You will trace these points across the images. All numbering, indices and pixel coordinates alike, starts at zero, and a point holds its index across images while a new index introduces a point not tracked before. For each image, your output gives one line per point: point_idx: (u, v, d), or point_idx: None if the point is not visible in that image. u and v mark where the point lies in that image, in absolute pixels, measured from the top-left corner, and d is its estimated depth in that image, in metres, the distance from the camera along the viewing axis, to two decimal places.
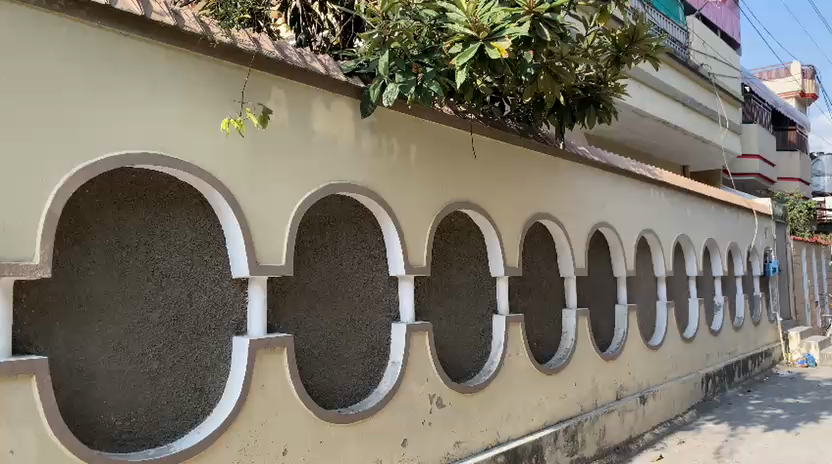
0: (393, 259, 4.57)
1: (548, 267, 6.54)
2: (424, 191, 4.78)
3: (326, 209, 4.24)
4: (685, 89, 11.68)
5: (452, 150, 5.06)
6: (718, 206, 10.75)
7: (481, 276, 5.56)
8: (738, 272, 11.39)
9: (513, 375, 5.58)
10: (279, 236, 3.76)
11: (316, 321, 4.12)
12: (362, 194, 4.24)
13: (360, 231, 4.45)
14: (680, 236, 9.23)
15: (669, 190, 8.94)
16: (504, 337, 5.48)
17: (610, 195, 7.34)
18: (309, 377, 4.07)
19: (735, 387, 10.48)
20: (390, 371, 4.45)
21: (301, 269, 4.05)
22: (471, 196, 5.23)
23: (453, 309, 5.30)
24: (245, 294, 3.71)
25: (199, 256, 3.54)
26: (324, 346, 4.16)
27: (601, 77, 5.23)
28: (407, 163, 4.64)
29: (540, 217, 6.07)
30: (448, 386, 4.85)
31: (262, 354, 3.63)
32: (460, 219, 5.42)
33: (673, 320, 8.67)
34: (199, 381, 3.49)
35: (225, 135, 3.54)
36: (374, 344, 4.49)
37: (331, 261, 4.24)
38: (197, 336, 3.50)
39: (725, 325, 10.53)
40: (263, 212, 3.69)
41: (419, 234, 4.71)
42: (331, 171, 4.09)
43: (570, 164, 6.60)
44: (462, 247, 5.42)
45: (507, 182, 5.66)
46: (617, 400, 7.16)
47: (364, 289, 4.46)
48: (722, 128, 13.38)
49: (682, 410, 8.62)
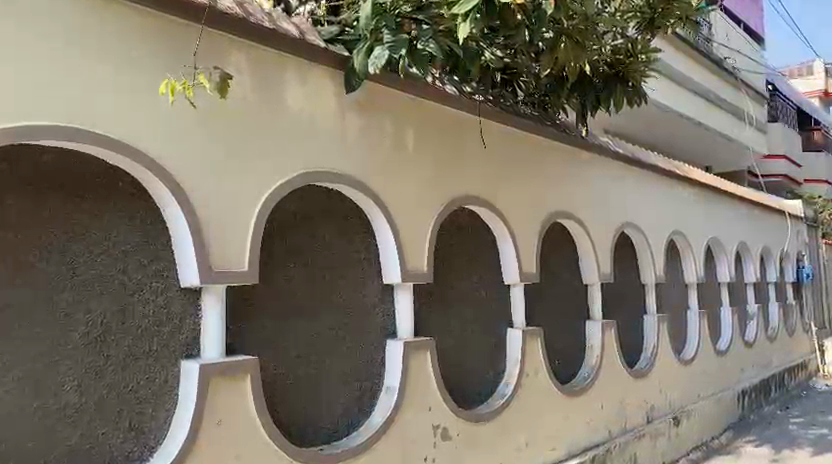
0: (387, 261, 3.82)
1: (568, 274, 5.74)
2: (424, 182, 4.04)
3: (301, 204, 3.49)
4: (710, 85, 10.90)
5: (457, 138, 4.34)
6: (749, 206, 9.95)
7: (493, 283, 4.81)
8: (771, 277, 10.55)
9: (531, 399, 4.80)
10: (242, 237, 3.04)
11: (290, 339, 3.36)
12: (347, 185, 3.50)
13: (345, 230, 3.70)
14: (710, 239, 8.42)
15: (698, 189, 8.16)
16: (520, 354, 4.73)
17: (635, 193, 6.58)
18: (282, 410, 3.30)
19: (772, 403, 9.62)
20: (383, 398, 3.70)
21: (269, 277, 3.30)
22: (480, 191, 4.49)
23: (458, 322, 4.51)
24: (199, 308, 2.95)
25: (135, 260, 2.79)
26: (301, 370, 3.40)
27: (629, 50, 4.53)
28: (404, 149, 3.91)
29: (560, 216, 5.32)
30: (454, 415, 4.08)
31: (218, 383, 2.89)
32: (464, 215, 4.63)
33: (705, 330, 7.86)
34: (134, 416, 2.74)
35: (177, 108, 2.83)
36: (364, 367, 3.71)
37: (311, 267, 3.50)
38: (134, 360, 2.75)
39: (759, 336, 9.69)
40: (220, 205, 2.96)
41: (418, 234, 3.97)
42: (310, 157, 3.36)
43: (591, 159, 5.84)
44: (469, 247, 4.67)
45: (521, 178, 4.91)
46: (648, 422, 6.37)
47: (352, 300, 3.70)
48: (749, 126, 12.60)
49: (718, 431, 7.80)
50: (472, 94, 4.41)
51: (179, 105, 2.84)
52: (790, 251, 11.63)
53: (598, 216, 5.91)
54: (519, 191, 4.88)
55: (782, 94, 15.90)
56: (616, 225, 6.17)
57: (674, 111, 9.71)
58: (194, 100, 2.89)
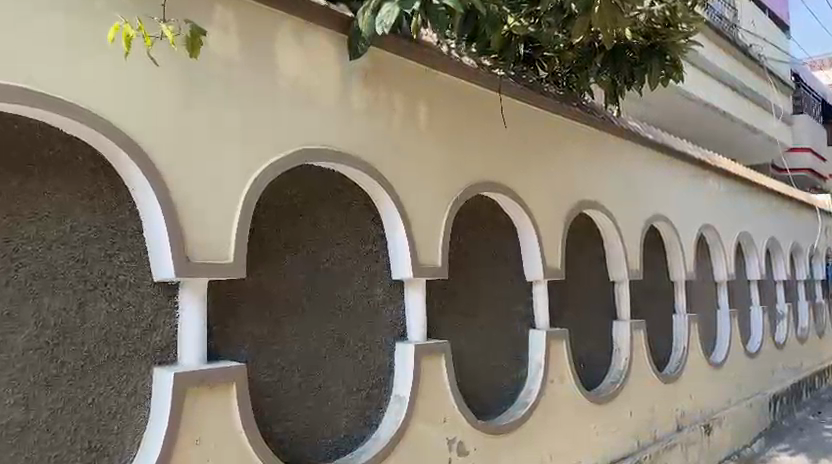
0: (395, 256, 3.37)
1: (594, 270, 5.26)
2: (438, 165, 3.58)
3: (299, 186, 3.01)
4: (736, 74, 10.37)
5: (475, 116, 3.87)
6: (780, 200, 9.41)
7: (514, 280, 4.34)
8: (801, 275, 10.01)
9: (556, 408, 4.35)
10: (226, 222, 2.59)
11: (284, 343, 2.89)
12: (349, 165, 3.05)
13: (348, 218, 3.23)
14: (740, 234, 7.91)
15: (728, 180, 7.64)
16: (543, 358, 4.27)
17: (664, 183, 6.10)
18: (275, 425, 2.83)
19: (803, 408, 9.10)
20: (393, 409, 3.26)
21: (260, 270, 2.83)
22: (500, 176, 4.03)
23: (476, 322, 4.03)
24: (176, 307, 2.51)
25: (97, 249, 2.34)
26: (298, 379, 2.94)
27: (668, 19, 4.05)
28: (416, 127, 3.46)
29: (586, 206, 4.85)
30: (472, 427, 3.63)
31: (197, 394, 2.46)
32: (482, 204, 4.17)
33: (735, 331, 7.36)
34: (97, 435, 2.29)
35: (131, 63, 2.35)
36: (369, 374, 3.25)
37: (310, 260, 3.03)
38: (96, 368, 2.31)
39: (790, 337, 9.16)
40: (201, 184, 2.52)
41: (431, 223, 3.51)
42: (308, 132, 2.91)
43: (618, 145, 5.37)
44: (489, 240, 4.20)
45: (545, 165, 4.45)
46: (679, 431, 5.88)
47: (357, 298, 3.23)
48: (774, 117, 12.05)
49: (749, 439, 7.30)
50: (491, 68, 3.95)
51: (135, 61, 2.36)
52: (820, 248, 11.07)
53: (627, 208, 5.43)
54: (542, 178, 4.41)
55: (808, 85, 15.28)
56: (644, 218, 5.70)
57: (699, 100, 9.21)
58: (155, 56, 2.42)
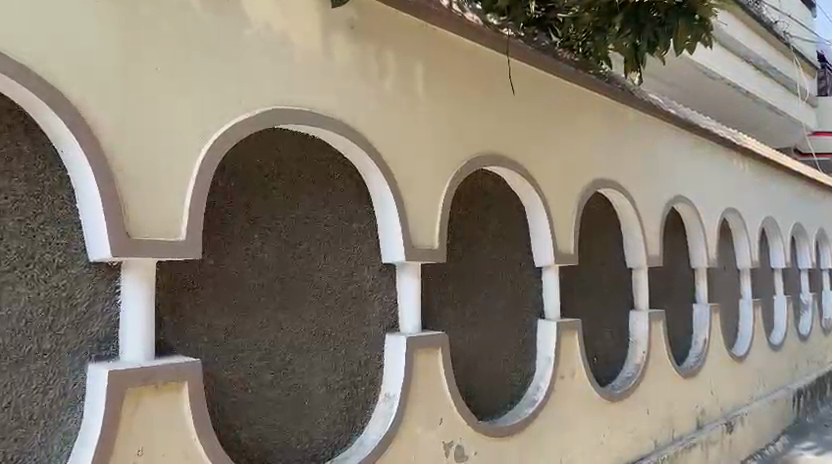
0: (385, 236, 2.95)
1: (609, 256, 4.83)
2: (436, 134, 3.16)
3: (272, 153, 2.60)
4: (761, 52, 9.80)
5: (479, 80, 3.44)
6: (807, 184, 8.90)
7: (522, 265, 3.92)
8: (826, 264, 9.51)
9: (566, 406, 3.94)
10: (177, 192, 2.19)
11: (252, 335, 2.49)
12: (331, 131, 2.64)
13: (331, 192, 2.82)
14: (766, 219, 7.44)
15: (754, 162, 7.15)
16: (553, 352, 3.85)
17: (686, 162, 5.65)
18: (240, 430, 2.45)
19: (827, 403, 8.64)
20: (381, 410, 2.87)
21: (222, 251, 2.43)
22: (507, 150, 3.61)
23: (478, 311, 3.62)
24: (117, 292, 2.12)
25: (15, 223, 1.96)
26: (269, 377, 2.54)
27: None
28: (412, 89, 3.04)
29: (603, 185, 4.42)
30: (472, 429, 3.23)
31: (140, 396, 2.07)
32: (487, 179, 3.75)
33: (759, 323, 6.91)
34: (14, 445, 1.92)
35: None
36: (355, 371, 2.85)
37: (284, 240, 2.62)
38: (13, 364, 1.93)
39: (814, 329, 8.69)
40: (146, 146, 2.11)
41: (427, 200, 3.09)
42: (282, 89, 2.50)
43: (638, 120, 4.92)
44: (494, 220, 3.78)
45: (558, 139, 4.02)
46: (699, 430, 5.47)
47: (341, 283, 2.83)
48: (799, 99, 11.48)
49: (772, 437, 6.87)
50: (499, 27, 3.51)
51: None
52: None
53: (645, 188, 4.99)
54: (554, 153, 3.98)
55: None
56: (665, 200, 5.25)
57: (721, 78, 8.70)
58: None
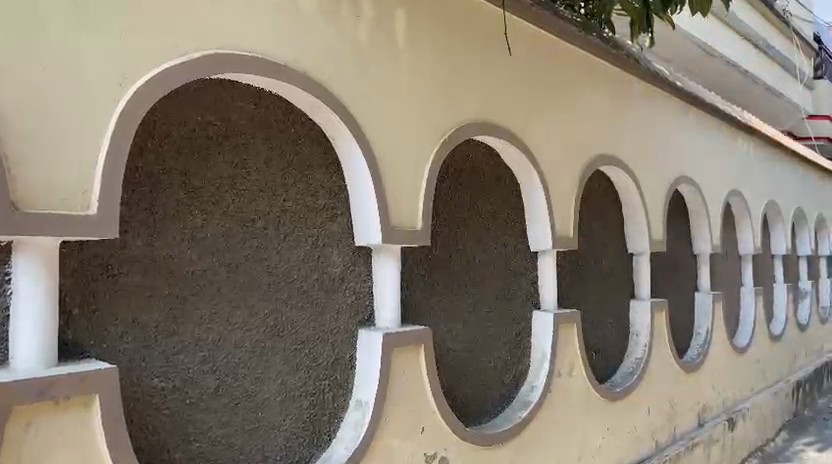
0: (359, 214, 2.48)
1: (610, 240, 4.41)
2: (421, 98, 2.69)
3: (218, 111, 2.13)
4: (762, 32, 9.37)
5: (470, 35, 2.97)
6: (809, 168, 8.52)
7: (516, 251, 3.48)
8: (824, 251, 9.18)
9: (564, 407, 3.52)
10: (87, 154, 1.71)
11: (190, 333, 2.04)
12: (290, 84, 2.16)
13: (293, 160, 2.35)
14: (769, 204, 7.05)
15: (758, 143, 6.74)
16: (550, 347, 3.41)
17: (691, 140, 5.22)
18: (174, 449, 2.00)
19: (826, 396, 8.30)
20: (350, 419, 2.42)
21: (151, 229, 1.97)
22: (503, 119, 3.15)
23: (465, 303, 3.18)
24: (6, 279, 1.67)
25: None
26: (211, 383, 2.09)
27: None
28: (391, 41, 2.56)
29: (605, 163, 3.98)
30: (458, 438, 2.80)
31: (33, 414, 1.61)
32: (479, 151, 3.30)
33: (761, 312, 6.55)
34: None
35: None
36: (321, 373, 2.40)
37: (233, 216, 2.16)
38: None
39: (813, 318, 8.35)
40: (42, 93, 1.64)
41: (410, 174, 2.63)
42: (227, 31, 2.02)
43: (642, 92, 4.48)
44: (486, 199, 3.33)
45: (557, 107, 3.56)
46: (701, 427, 5.09)
47: (305, 270, 2.37)
48: (798, 83, 11.09)
49: (772, 432, 6.53)
50: None
51: None
52: None
53: (648, 167, 4.56)
54: (554, 124, 3.52)
55: None
56: (669, 181, 4.83)
57: (724, 58, 8.24)
58: None
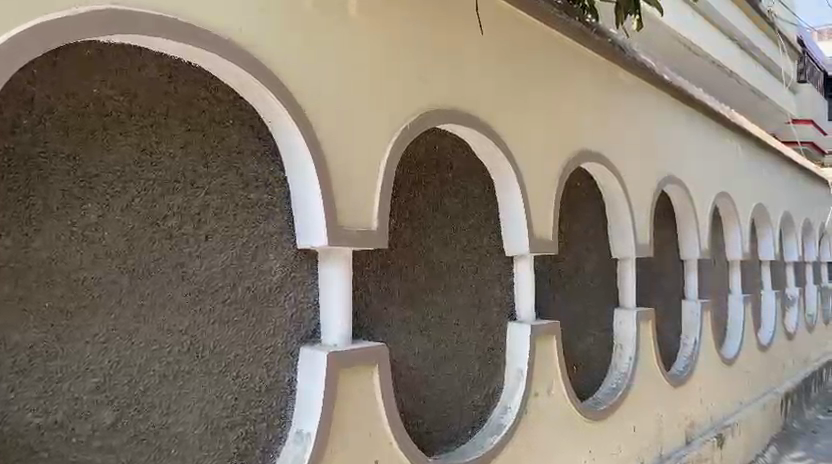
0: (302, 211, 2.09)
1: (593, 245, 4.07)
2: (377, 77, 2.32)
3: (119, 84, 1.75)
4: (750, 32, 9.11)
5: (438, 10, 2.63)
6: (797, 172, 8.25)
7: (490, 255, 3.12)
8: (811, 257, 8.92)
9: (541, 429, 3.16)
10: None
11: (77, 356, 1.67)
12: (211, 50, 1.78)
13: (218, 146, 1.97)
14: (757, 207, 6.76)
15: (747, 143, 6.45)
16: (527, 364, 3.05)
17: (679, 137, 4.91)
18: None
19: (814, 407, 8.00)
20: (288, 455, 2.02)
21: (26, 227, 1.61)
22: (474, 106, 2.80)
23: (429, 314, 2.81)
24: None
25: None
26: (108, 416, 1.72)
27: None
28: (342, 9, 2.20)
29: (588, 159, 3.64)
30: None
31: None
32: (446, 143, 2.94)
33: (749, 320, 6.24)
34: None
35: None
36: (253, 400, 2.02)
37: (137, 212, 1.78)
38: None
39: (800, 326, 8.06)
40: None
41: (363, 166, 2.25)
42: None
43: (629, 85, 4.15)
44: (454, 196, 2.97)
45: (536, 95, 3.21)
46: (688, 444, 4.76)
47: (232, 277, 1.98)
48: (784, 85, 10.85)
49: (761, 447, 6.22)
50: None
51: None
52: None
53: (635, 165, 4.22)
54: (533, 113, 3.18)
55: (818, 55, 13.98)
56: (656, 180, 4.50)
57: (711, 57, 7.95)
58: None
